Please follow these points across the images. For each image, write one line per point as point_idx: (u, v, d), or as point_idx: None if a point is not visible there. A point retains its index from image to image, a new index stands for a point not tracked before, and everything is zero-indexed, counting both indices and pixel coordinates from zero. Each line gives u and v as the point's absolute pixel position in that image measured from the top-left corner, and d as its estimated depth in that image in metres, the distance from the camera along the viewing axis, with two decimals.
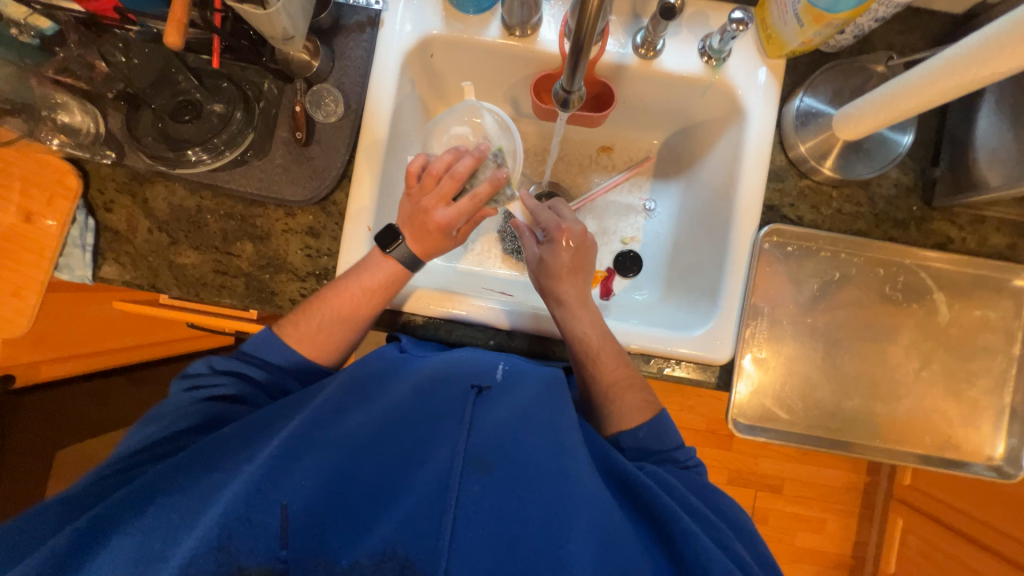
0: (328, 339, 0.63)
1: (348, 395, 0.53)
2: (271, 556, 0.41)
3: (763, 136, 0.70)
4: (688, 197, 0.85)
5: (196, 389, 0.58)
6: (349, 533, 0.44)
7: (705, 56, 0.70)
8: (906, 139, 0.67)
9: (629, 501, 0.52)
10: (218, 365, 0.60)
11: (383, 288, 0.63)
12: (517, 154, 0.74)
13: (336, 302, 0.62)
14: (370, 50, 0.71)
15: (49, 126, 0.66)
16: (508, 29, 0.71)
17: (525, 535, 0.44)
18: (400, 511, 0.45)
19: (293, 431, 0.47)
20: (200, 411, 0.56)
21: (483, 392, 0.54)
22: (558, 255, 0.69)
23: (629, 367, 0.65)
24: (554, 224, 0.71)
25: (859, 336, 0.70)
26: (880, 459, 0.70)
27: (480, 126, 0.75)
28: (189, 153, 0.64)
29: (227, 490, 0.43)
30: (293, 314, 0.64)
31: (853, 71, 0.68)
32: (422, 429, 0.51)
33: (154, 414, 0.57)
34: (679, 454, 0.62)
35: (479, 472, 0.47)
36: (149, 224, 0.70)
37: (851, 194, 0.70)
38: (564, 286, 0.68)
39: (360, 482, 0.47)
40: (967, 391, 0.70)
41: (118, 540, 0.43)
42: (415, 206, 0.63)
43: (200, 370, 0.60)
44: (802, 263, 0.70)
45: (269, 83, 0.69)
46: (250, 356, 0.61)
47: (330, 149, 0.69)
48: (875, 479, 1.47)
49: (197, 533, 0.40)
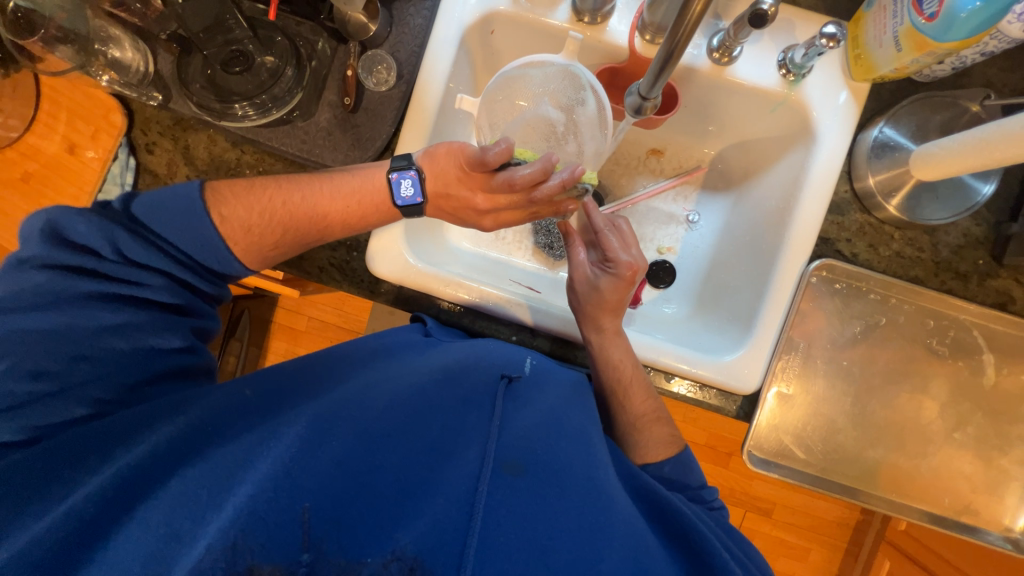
0: (275, 246, 0.58)
1: (373, 378, 0.54)
2: (292, 560, 0.39)
3: (833, 162, 0.65)
4: (735, 215, 0.81)
5: (108, 278, 0.49)
6: (374, 532, 0.42)
7: (783, 70, 0.65)
8: (986, 188, 0.63)
9: (661, 525, 0.51)
10: (128, 253, 0.49)
11: (367, 214, 0.60)
12: (599, 157, 0.70)
13: (314, 217, 0.59)
14: (430, 20, 0.69)
15: (100, 60, 0.64)
16: (578, 14, 0.67)
17: (557, 544, 0.43)
18: (427, 511, 0.43)
19: (319, 414, 0.48)
20: (118, 310, 0.49)
21: (512, 382, 0.55)
22: (616, 291, 0.66)
23: (657, 402, 0.66)
24: (626, 261, 0.66)
25: (895, 385, 0.68)
26: (894, 514, 0.68)
27: (574, 110, 0.68)
28: (235, 106, 0.64)
29: (256, 471, 0.43)
30: (239, 209, 0.55)
31: (942, 105, 0.63)
32: (451, 419, 0.50)
33: (35, 297, 0.46)
34: (704, 493, 0.61)
35: (509, 475, 0.47)
36: (188, 172, 0.69)
37: (914, 237, 0.66)
38: (603, 309, 0.65)
39: (385, 475, 0.45)
40: (998, 459, 0.67)
41: (146, 512, 0.42)
42: (463, 189, 0.62)
43: (104, 252, 0.48)
44: (848, 302, 0.67)
45: (323, 43, 0.66)
46: (174, 251, 0.52)
47: (378, 118, 0.67)
48: (867, 518, 1.46)
49: (223, 515, 0.40)
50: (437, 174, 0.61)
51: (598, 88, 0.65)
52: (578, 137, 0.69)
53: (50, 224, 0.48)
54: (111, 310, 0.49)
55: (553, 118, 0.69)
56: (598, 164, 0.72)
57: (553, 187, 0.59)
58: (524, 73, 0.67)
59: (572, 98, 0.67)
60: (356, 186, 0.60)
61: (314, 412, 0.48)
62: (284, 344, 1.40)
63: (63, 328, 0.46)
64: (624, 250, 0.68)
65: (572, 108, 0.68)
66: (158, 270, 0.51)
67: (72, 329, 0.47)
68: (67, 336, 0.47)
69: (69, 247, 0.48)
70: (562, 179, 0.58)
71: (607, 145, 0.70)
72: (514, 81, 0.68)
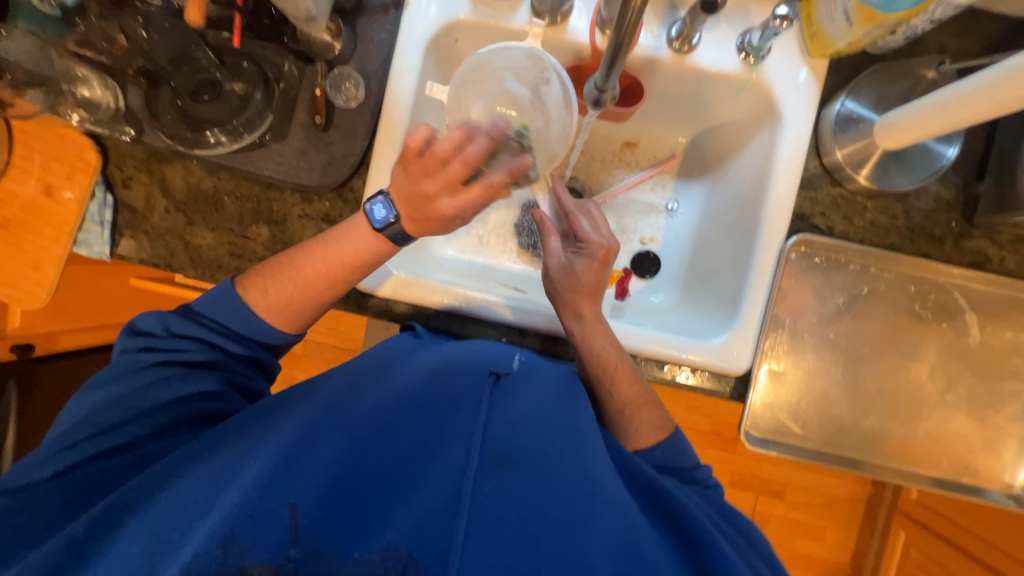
0: (295, 305, 0.60)
1: (358, 381, 0.54)
2: (281, 555, 0.41)
3: (799, 140, 0.67)
4: (712, 199, 0.82)
5: (154, 350, 0.55)
6: (360, 526, 0.44)
7: (743, 53, 0.66)
8: (951, 151, 0.64)
9: (654, 513, 0.51)
10: (173, 328, 0.56)
11: (366, 257, 0.60)
12: (568, 138, 0.68)
13: (316, 269, 0.60)
14: (393, 34, 0.70)
15: (71, 100, 0.65)
16: (538, 15, 0.68)
17: (542, 534, 0.44)
18: (411, 503, 0.45)
19: (304, 421, 0.48)
20: (161, 377, 0.54)
21: (501, 379, 0.54)
22: (591, 271, 0.67)
23: (644, 385, 0.65)
24: (597, 242, 0.68)
25: (883, 353, 0.68)
26: (894, 480, 0.68)
27: (541, 92, 0.67)
28: (207, 134, 0.65)
29: (241, 479, 0.44)
30: (259, 276, 0.60)
31: (900, 74, 0.65)
32: (439, 416, 0.50)
33: (106, 377, 0.55)
34: (698, 474, 0.61)
35: (496, 468, 0.47)
36: (166, 203, 0.69)
37: (886, 205, 0.67)
38: (586, 304, 0.66)
39: (371, 473, 0.47)
40: (992, 417, 0.68)
41: (135, 524, 0.43)
42: (414, 185, 0.56)
43: (154, 330, 0.56)
44: (829, 275, 0.68)
45: (289, 65, 0.67)
46: (209, 322, 0.58)
47: (350, 134, 0.67)
48: (879, 491, 1.46)
49: (210, 521, 0.41)
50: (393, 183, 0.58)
51: (558, 66, 0.65)
52: (545, 118, 0.68)
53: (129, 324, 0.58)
54: (154, 375, 0.54)
55: (519, 94, 0.68)
56: (566, 145, 0.69)
57: (501, 174, 0.56)
58: (485, 58, 0.66)
59: (537, 78, 0.67)
60: (350, 233, 0.60)
61: (300, 420, 0.48)
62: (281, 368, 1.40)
63: (113, 395, 0.53)
64: (595, 230, 0.70)
65: (535, 85, 0.67)
66: (194, 338, 0.57)
67: (120, 399, 0.53)
68: (120, 403, 0.52)
69: (135, 334, 0.57)
70: (517, 171, 0.56)
71: (575, 127, 0.68)
72: (480, 69, 0.67)
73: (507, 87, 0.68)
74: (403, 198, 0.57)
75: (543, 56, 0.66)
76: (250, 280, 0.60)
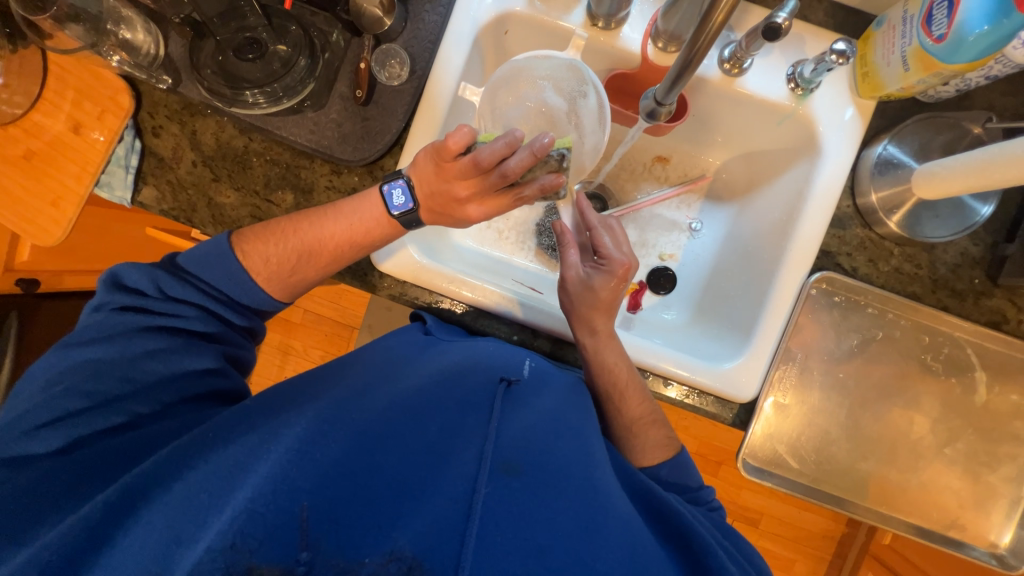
0: (298, 276, 0.61)
1: (373, 378, 0.55)
2: (289, 557, 0.39)
3: (836, 177, 0.66)
4: (737, 225, 0.82)
5: (147, 314, 0.54)
6: (372, 530, 0.41)
7: (792, 84, 0.66)
8: (986, 209, 0.64)
9: (660, 527, 0.51)
10: (171, 292, 0.55)
11: (371, 235, 0.61)
12: (597, 153, 0.69)
13: (322, 242, 0.61)
14: (444, 17, 0.69)
15: (112, 41, 0.64)
16: (593, 18, 0.67)
17: (556, 545, 0.43)
18: (427, 509, 0.43)
19: (320, 413, 0.48)
20: (158, 345, 0.54)
21: (511, 386, 0.55)
22: (606, 287, 0.66)
23: (652, 405, 0.66)
24: (617, 260, 0.67)
25: (888, 400, 0.68)
26: (882, 526, 0.69)
27: (578, 105, 0.67)
28: (246, 93, 0.63)
29: (255, 473, 0.43)
30: (261, 243, 0.60)
31: (946, 125, 0.64)
32: (451, 418, 0.50)
33: (92, 335, 0.52)
34: (702, 494, 0.61)
35: (508, 475, 0.47)
36: (194, 157, 0.68)
37: (913, 254, 0.67)
38: (601, 315, 0.65)
39: (383, 475, 0.45)
40: (987, 476, 0.68)
41: (152, 512, 0.43)
42: (445, 184, 0.57)
43: (145, 289, 0.55)
44: (846, 315, 0.68)
45: (337, 35, 0.66)
46: (206, 286, 0.57)
47: (388, 112, 0.67)
48: (853, 531, 1.47)
49: (225, 517, 0.40)
50: (420, 171, 0.58)
51: (592, 82, 0.66)
52: (579, 129, 0.68)
53: (111, 274, 0.55)
54: (152, 341, 0.53)
55: (556, 105, 0.68)
56: (595, 160, 0.70)
57: (533, 189, 0.58)
58: (528, 63, 0.67)
59: (575, 89, 0.67)
60: (359, 211, 0.61)
61: (315, 413, 0.48)
62: (278, 336, 1.39)
63: (104, 356, 0.51)
64: (616, 248, 0.69)
65: (574, 99, 0.67)
66: (193, 303, 0.56)
67: (111, 360, 0.51)
68: (113, 366, 0.51)
69: (121, 289, 0.55)
70: (550, 187, 0.58)
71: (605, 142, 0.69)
72: (520, 74, 0.68)
73: (546, 99, 0.68)
74: (428, 193, 0.59)
75: (586, 71, 0.66)
76: (248, 244, 0.59)
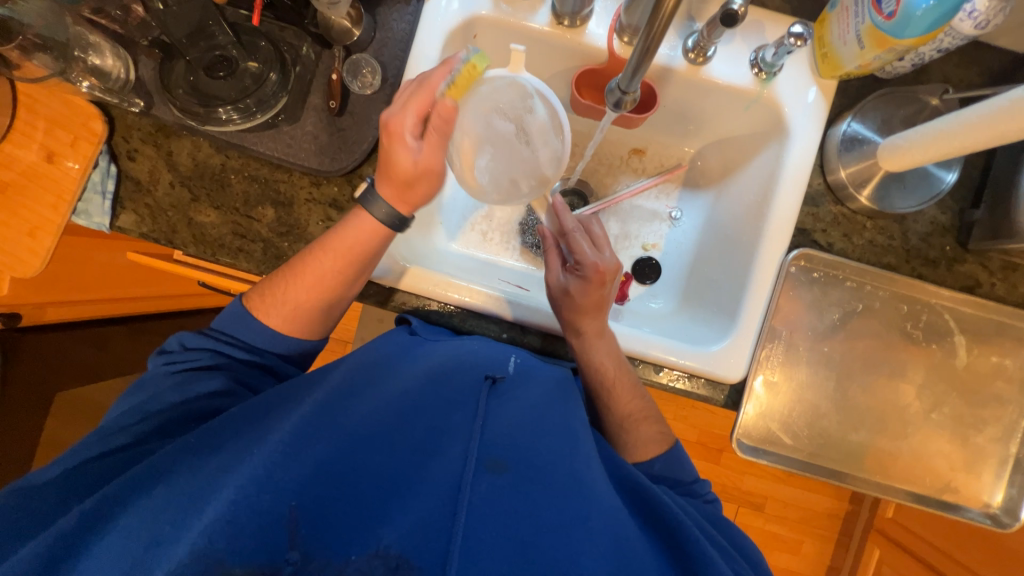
0: (295, 311, 0.60)
1: (358, 380, 0.54)
2: (280, 557, 0.41)
3: (806, 157, 0.68)
4: (715, 211, 0.84)
5: (172, 363, 0.57)
6: (358, 528, 0.43)
7: (755, 69, 0.68)
8: (950, 177, 0.66)
9: (641, 514, 0.53)
10: (190, 343, 0.59)
11: (365, 247, 0.59)
12: (559, 162, 0.66)
13: (309, 270, 0.59)
14: (413, 25, 0.70)
15: (80, 67, 0.63)
16: (558, 17, 0.69)
17: (539, 540, 0.45)
18: (412, 507, 0.45)
19: (304, 414, 0.48)
20: (179, 381, 0.56)
21: (497, 383, 0.55)
22: (585, 293, 0.64)
23: (644, 401, 0.66)
24: (591, 264, 0.65)
25: (873, 370, 0.70)
26: (877, 494, 0.70)
27: (527, 119, 0.65)
28: (218, 110, 0.63)
29: (236, 477, 0.43)
30: (261, 284, 0.62)
31: (905, 100, 0.67)
32: (436, 418, 0.51)
33: (136, 389, 0.57)
34: (697, 488, 0.62)
35: (494, 472, 0.48)
36: (171, 178, 0.68)
37: (885, 226, 0.69)
38: (591, 316, 0.65)
39: (370, 474, 0.46)
40: (974, 438, 0.69)
41: (126, 518, 0.43)
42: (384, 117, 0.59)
43: (173, 347, 0.59)
44: (826, 290, 0.69)
45: (307, 48, 0.67)
46: (220, 334, 0.59)
47: (363, 122, 0.67)
48: (856, 508, 1.48)
49: (207, 518, 0.41)
50: None
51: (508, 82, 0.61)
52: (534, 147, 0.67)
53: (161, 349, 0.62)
54: (171, 382, 0.56)
55: (507, 129, 0.65)
56: (558, 169, 0.67)
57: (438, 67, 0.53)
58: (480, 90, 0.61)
59: (520, 106, 0.64)
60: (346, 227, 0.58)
61: (299, 417, 0.48)
62: None
63: (135, 403, 0.55)
64: (593, 252, 0.67)
65: (519, 117, 0.64)
66: (206, 347, 0.58)
67: (136, 405, 0.54)
68: (139, 409, 0.54)
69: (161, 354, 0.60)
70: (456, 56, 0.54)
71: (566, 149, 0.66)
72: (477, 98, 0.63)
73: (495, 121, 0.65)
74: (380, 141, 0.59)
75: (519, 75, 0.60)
76: (259, 300, 0.60)
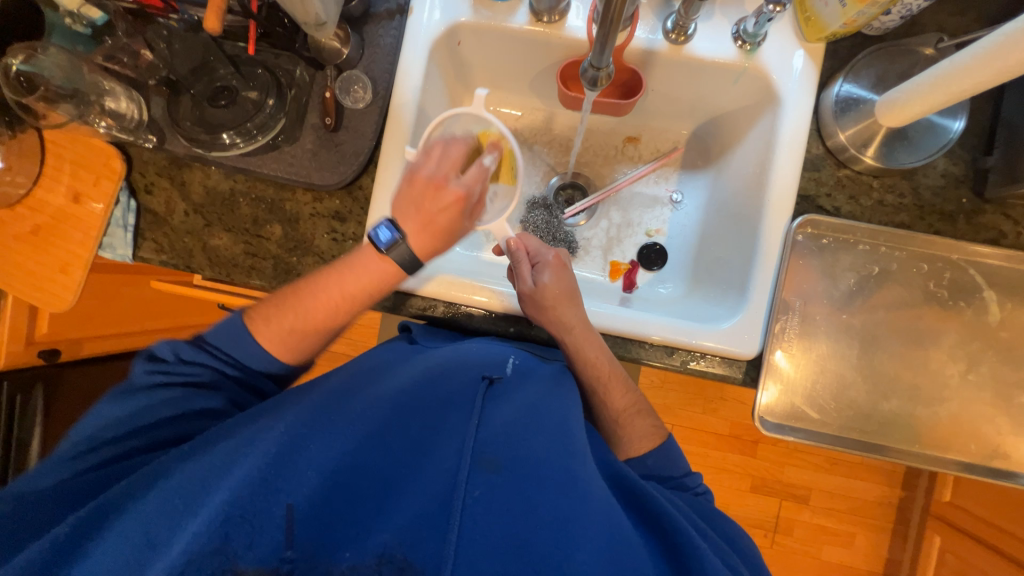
0: (296, 339, 0.61)
1: (356, 385, 0.57)
2: (276, 556, 0.43)
3: (800, 123, 0.67)
4: (716, 189, 0.82)
5: (167, 375, 0.57)
6: (352, 529, 0.45)
7: (739, 41, 0.68)
8: (956, 125, 0.64)
9: (634, 511, 0.52)
10: (185, 355, 0.58)
11: (379, 286, 0.62)
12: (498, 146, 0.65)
13: (320, 301, 0.61)
14: (399, 38, 0.72)
15: (98, 109, 0.69)
16: (536, 15, 0.71)
17: (535, 537, 0.44)
18: (405, 507, 0.46)
19: (300, 418, 0.50)
20: (177, 398, 0.56)
21: (493, 384, 0.57)
22: (554, 282, 0.66)
23: (636, 395, 0.69)
24: (544, 253, 0.70)
25: (899, 336, 0.67)
26: (918, 466, 0.66)
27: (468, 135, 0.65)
28: (223, 136, 0.67)
29: (232, 479, 0.45)
30: (266, 307, 0.61)
31: (899, 54, 0.65)
32: (433, 420, 0.53)
33: (127, 395, 0.56)
34: (687, 481, 0.63)
35: (486, 470, 0.48)
36: (185, 207, 0.72)
37: (893, 184, 0.67)
38: (568, 308, 0.65)
39: (364, 474, 0.48)
40: (1019, 398, 0.65)
41: (123, 521, 0.45)
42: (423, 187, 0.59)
43: (166, 356, 0.58)
44: (838, 255, 0.67)
45: (301, 70, 0.70)
46: (217, 348, 0.59)
47: (358, 134, 0.70)
48: (910, 494, 1.40)
49: (200, 519, 0.43)
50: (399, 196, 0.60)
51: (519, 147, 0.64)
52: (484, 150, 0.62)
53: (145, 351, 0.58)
54: (164, 394, 0.56)
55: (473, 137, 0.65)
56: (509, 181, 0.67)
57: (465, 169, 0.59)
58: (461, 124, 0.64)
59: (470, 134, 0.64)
60: (361, 265, 0.60)
61: (294, 417, 0.50)
62: None
63: (121, 416, 0.54)
64: (541, 246, 0.72)
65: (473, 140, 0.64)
66: (207, 364, 0.58)
67: (130, 419, 0.54)
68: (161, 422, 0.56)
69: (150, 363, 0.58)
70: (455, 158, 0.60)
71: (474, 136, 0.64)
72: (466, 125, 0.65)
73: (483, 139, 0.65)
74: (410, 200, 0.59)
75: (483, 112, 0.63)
76: (259, 322, 0.60)
